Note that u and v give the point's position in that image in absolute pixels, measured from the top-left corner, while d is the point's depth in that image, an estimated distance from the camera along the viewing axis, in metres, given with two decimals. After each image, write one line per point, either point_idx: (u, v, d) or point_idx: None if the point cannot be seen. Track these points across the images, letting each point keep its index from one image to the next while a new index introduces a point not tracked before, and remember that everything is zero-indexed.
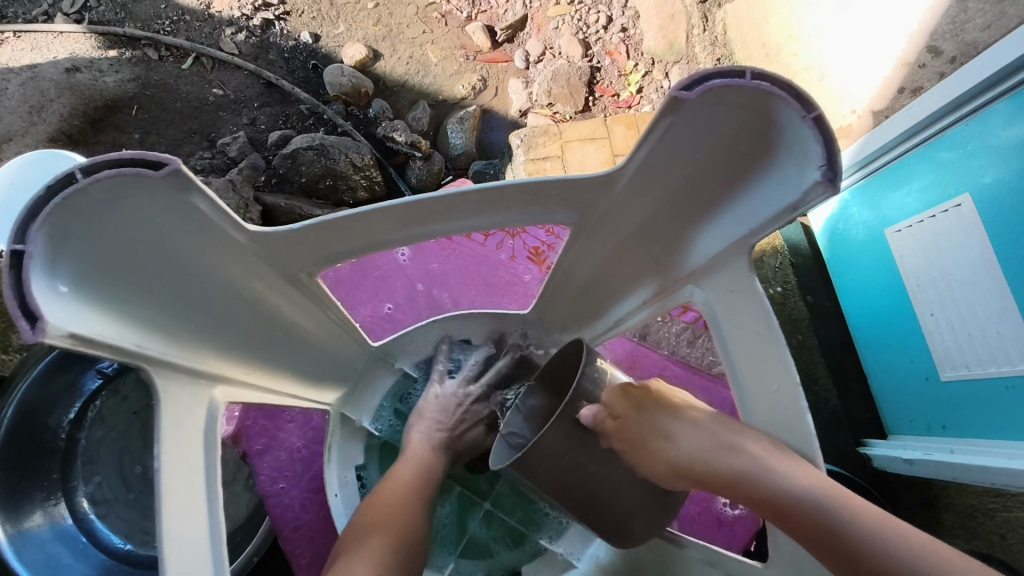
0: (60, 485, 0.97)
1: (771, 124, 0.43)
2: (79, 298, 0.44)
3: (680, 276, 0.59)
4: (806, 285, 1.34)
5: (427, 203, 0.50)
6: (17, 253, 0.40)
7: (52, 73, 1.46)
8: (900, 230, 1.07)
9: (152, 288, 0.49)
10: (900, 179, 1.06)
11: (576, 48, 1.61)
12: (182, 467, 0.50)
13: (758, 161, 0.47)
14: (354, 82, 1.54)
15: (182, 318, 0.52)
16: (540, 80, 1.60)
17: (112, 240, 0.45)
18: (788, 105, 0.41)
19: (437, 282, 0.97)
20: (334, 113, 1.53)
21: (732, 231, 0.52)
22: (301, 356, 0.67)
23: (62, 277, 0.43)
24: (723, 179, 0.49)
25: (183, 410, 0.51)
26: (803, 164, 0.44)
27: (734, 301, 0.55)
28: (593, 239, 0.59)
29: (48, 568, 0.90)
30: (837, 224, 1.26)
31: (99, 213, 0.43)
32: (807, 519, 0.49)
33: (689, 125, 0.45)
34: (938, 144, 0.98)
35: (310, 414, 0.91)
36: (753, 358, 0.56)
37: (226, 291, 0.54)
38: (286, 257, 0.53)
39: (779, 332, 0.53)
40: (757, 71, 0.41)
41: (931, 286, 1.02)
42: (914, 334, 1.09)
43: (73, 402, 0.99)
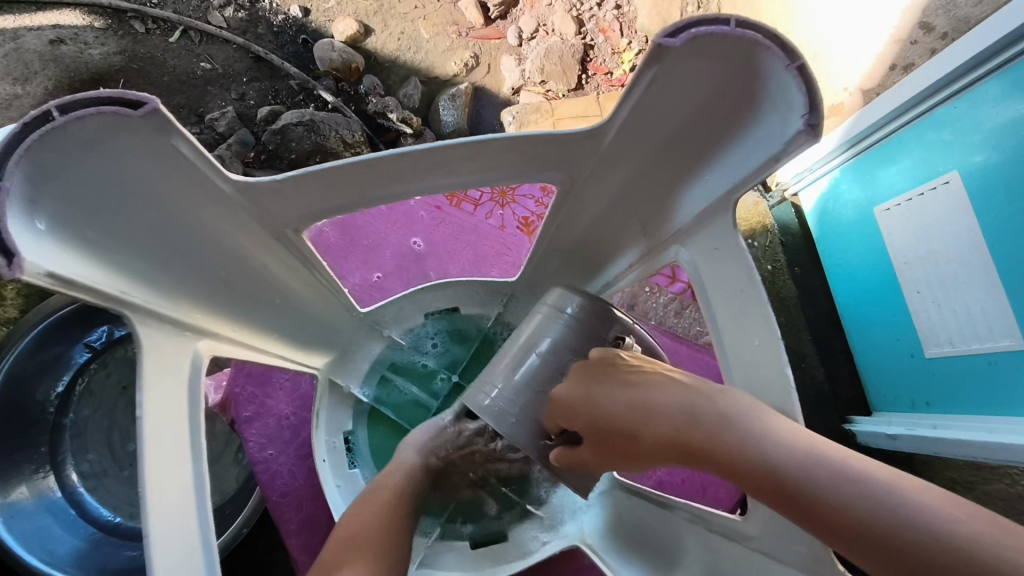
0: (48, 459, 0.97)
1: (756, 74, 0.43)
2: (59, 238, 0.43)
3: (667, 237, 0.59)
4: (795, 264, 1.35)
5: (414, 157, 0.50)
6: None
7: (36, 45, 1.44)
8: (889, 208, 1.08)
9: (133, 236, 0.49)
10: (890, 156, 1.07)
11: (569, 25, 1.60)
12: (168, 425, 0.50)
13: (744, 113, 0.46)
14: (345, 57, 1.53)
15: (165, 268, 0.52)
16: (533, 57, 1.59)
17: (91, 181, 0.44)
18: (773, 54, 0.41)
19: (426, 251, 0.97)
20: (324, 88, 1.51)
21: (718, 188, 0.52)
22: (287, 319, 0.67)
23: (42, 215, 0.42)
24: (710, 132, 0.49)
25: (168, 362, 0.51)
26: (785, 113, 0.43)
27: (718, 259, 0.54)
28: (580, 197, 0.59)
29: (37, 540, 0.90)
30: (827, 204, 1.26)
31: (78, 153, 0.43)
32: (775, 480, 0.44)
33: (674, 74, 0.45)
34: (928, 123, 0.99)
35: (299, 381, 0.91)
36: (736, 317, 0.54)
37: (210, 243, 0.53)
38: (272, 213, 0.53)
39: (760, 287, 0.51)
40: (742, 19, 0.41)
41: (919, 264, 1.03)
42: (901, 312, 1.10)
43: (61, 375, 0.99)
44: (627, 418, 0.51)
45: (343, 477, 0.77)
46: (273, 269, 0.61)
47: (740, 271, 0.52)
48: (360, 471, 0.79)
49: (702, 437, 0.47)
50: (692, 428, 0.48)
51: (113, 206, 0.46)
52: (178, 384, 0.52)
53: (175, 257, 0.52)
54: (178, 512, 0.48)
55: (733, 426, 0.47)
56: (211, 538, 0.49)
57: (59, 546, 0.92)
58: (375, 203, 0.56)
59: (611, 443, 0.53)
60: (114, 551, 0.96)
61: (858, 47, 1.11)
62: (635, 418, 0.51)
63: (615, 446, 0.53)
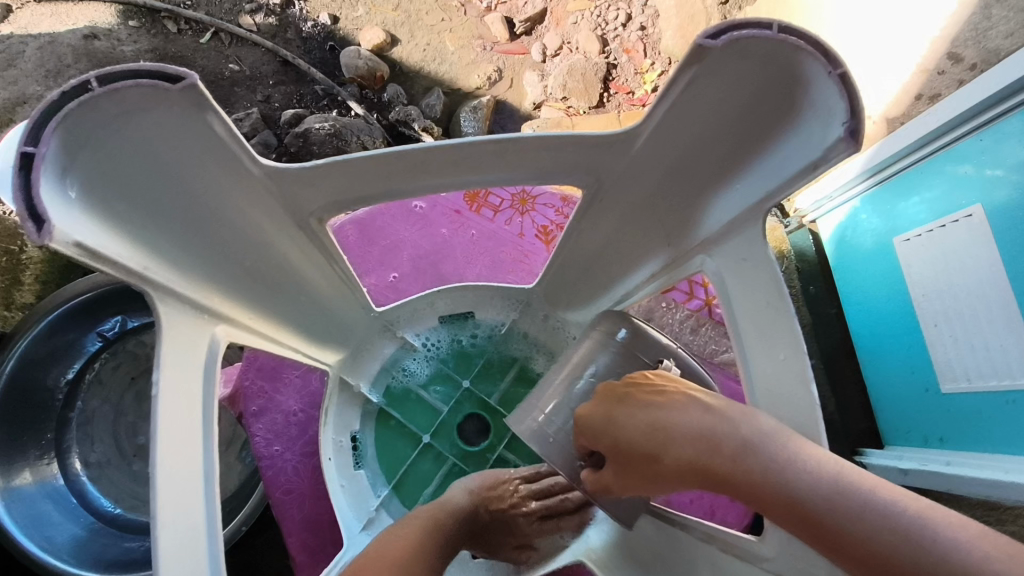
0: (53, 445, 0.97)
1: (800, 82, 0.43)
2: (88, 207, 0.43)
3: (692, 246, 0.58)
4: (810, 292, 1.34)
5: (440, 153, 0.50)
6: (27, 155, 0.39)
7: (71, 39, 1.48)
8: (908, 239, 1.07)
9: (158, 213, 0.48)
10: (912, 185, 1.05)
11: (593, 44, 1.61)
12: (177, 413, 0.49)
13: (782, 120, 0.46)
14: (370, 65, 1.54)
15: (188, 248, 0.52)
16: (555, 74, 1.60)
17: (122, 154, 0.44)
18: (815, 61, 0.41)
19: (443, 254, 0.97)
20: (348, 95, 1.53)
21: (748, 195, 0.51)
22: (304, 309, 0.67)
23: (73, 182, 0.42)
24: (745, 139, 0.49)
25: (186, 343, 0.51)
26: (826, 120, 0.43)
27: (745, 272, 0.54)
28: (606, 202, 0.59)
29: (35, 525, 0.89)
30: (844, 232, 1.25)
31: (113, 125, 0.43)
32: (796, 509, 0.43)
33: (715, 78, 0.45)
34: (950, 154, 0.98)
35: (308, 378, 0.90)
36: (761, 331, 0.53)
37: (234, 226, 0.53)
38: (297, 200, 0.54)
39: (788, 301, 0.50)
40: (785, 24, 0.40)
41: (937, 296, 1.02)
42: (917, 344, 1.09)
43: (73, 362, 1.00)
44: (644, 441, 0.50)
45: (347, 476, 0.78)
46: (292, 259, 0.61)
47: (769, 283, 0.51)
48: (365, 471, 0.79)
49: (718, 460, 0.46)
50: (708, 452, 0.47)
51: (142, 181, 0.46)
52: (193, 370, 0.52)
53: (198, 237, 0.52)
54: (187, 499, 0.48)
55: (750, 452, 0.46)
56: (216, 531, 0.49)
57: (58, 533, 0.91)
58: (399, 200, 0.56)
59: (630, 466, 0.51)
60: (113, 541, 0.96)
61: (884, 76, 1.10)
62: (655, 442, 0.49)
63: (634, 470, 0.51)
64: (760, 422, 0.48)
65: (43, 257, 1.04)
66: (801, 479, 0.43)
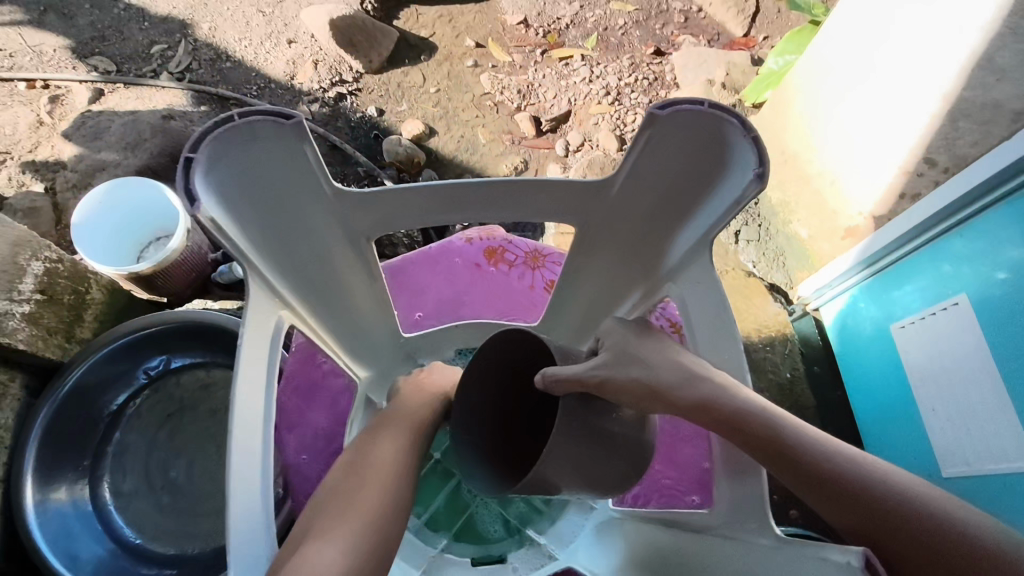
0: (88, 472, 1.05)
1: (721, 146, 0.55)
2: (220, 201, 0.54)
3: (663, 279, 0.68)
4: (815, 376, 1.38)
5: (466, 188, 0.61)
6: (188, 161, 0.50)
7: (150, 118, 1.65)
8: (904, 325, 1.14)
9: (259, 219, 0.59)
10: (903, 275, 1.13)
11: (612, 142, 1.78)
12: (251, 393, 0.58)
13: (705, 181, 0.59)
14: (409, 152, 1.72)
15: (275, 251, 0.62)
16: (576, 166, 1.76)
17: (243, 168, 0.56)
18: (736, 128, 0.53)
19: (463, 299, 1.07)
20: (387, 176, 1.70)
21: (696, 237, 0.62)
22: (345, 322, 0.77)
23: (211, 180, 0.53)
24: (683, 199, 0.61)
25: (264, 331, 0.60)
26: (735, 172, 0.55)
27: (699, 294, 0.63)
28: (587, 246, 0.70)
29: (62, 541, 0.97)
30: (845, 320, 1.32)
31: (241, 146, 0.54)
32: (811, 473, 0.56)
33: (661, 141, 0.57)
34: (935, 247, 1.06)
35: (337, 398, 0.97)
36: (714, 342, 0.64)
37: (310, 237, 0.64)
38: (353, 220, 0.65)
39: (734, 321, 0.61)
40: (712, 102, 0.53)
41: (933, 380, 1.06)
42: (917, 428, 1.12)
43: (120, 393, 1.08)
44: (678, 382, 0.61)
45: None
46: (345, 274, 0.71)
47: (718, 303, 0.61)
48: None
49: (746, 414, 0.58)
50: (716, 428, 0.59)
51: (259, 193, 0.58)
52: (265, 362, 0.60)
53: (284, 243, 0.63)
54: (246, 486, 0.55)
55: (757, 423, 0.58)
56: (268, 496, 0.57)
57: (84, 551, 0.99)
58: None
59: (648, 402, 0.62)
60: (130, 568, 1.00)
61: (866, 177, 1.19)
62: (686, 387, 0.61)
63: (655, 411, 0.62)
64: (742, 391, 0.60)
65: (101, 300, 1.18)
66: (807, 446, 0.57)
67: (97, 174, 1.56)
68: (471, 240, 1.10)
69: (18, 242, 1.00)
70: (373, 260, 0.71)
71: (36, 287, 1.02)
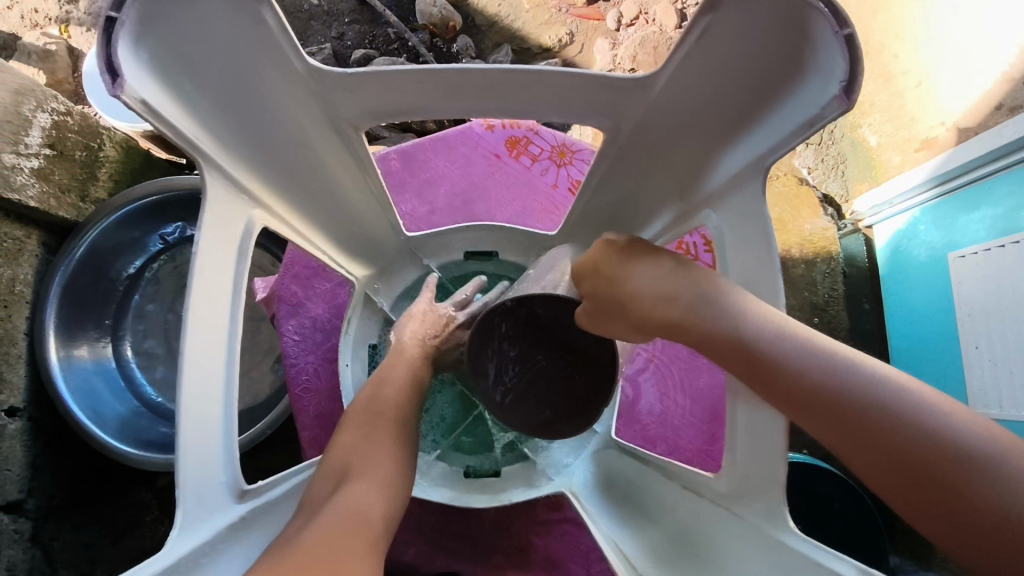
0: (110, 330, 1.05)
1: (801, 35, 0.33)
2: (164, 77, 0.38)
3: (701, 199, 0.48)
4: (853, 297, 1.25)
5: (429, 84, 0.43)
6: (107, 19, 0.34)
7: None
8: (964, 255, 1.00)
9: (220, 105, 0.42)
10: (984, 198, 0.97)
11: (672, 17, 1.45)
12: (210, 316, 0.43)
13: (756, 103, 0.39)
14: (444, 13, 1.41)
15: (243, 146, 0.45)
16: (628, 43, 1.45)
17: (185, 48, 0.38)
18: (821, 18, 0.31)
19: (429, 179, 0.84)
20: (419, 42, 1.40)
21: (753, 149, 0.40)
22: (328, 212, 0.57)
23: (147, 48, 0.36)
24: (756, 99, 0.39)
25: (223, 220, 0.44)
26: (822, 76, 0.34)
27: (745, 228, 0.44)
28: (623, 154, 0.50)
29: (85, 398, 0.97)
30: (901, 241, 1.16)
31: (166, 10, 0.36)
32: (797, 399, 0.42)
33: (726, 27, 0.36)
34: (1015, 175, 0.93)
35: (339, 290, 0.82)
36: (746, 271, 0.47)
37: (292, 142, 0.48)
38: (337, 104, 0.45)
39: (777, 259, 0.42)
40: (850, 32, 0.30)
41: (984, 318, 0.95)
42: (954, 365, 1.04)
43: (136, 258, 1.06)
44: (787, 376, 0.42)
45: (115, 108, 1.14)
46: (338, 180, 0.54)
47: (763, 246, 0.43)
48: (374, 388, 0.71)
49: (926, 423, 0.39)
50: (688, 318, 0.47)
51: (217, 89, 0.41)
52: (231, 237, 0.45)
53: (255, 141, 0.46)
54: (207, 499, 0.42)
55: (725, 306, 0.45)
56: (231, 440, 0.44)
57: (106, 409, 1.00)
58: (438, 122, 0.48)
59: (778, 389, 0.42)
60: (151, 425, 1.03)
61: (970, 80, 1.04)
62: (821, 396, 0.41)
63: (780, 387, 0.42)
64: (836, 393, 0.41)
65: (116, 158, 1.11)
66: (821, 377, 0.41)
67: None
68: (492, 126, 0.86)
69: (21, 91, 0.95)
70: (365, 156, 0.52)
71: (44, 140, 0.98)
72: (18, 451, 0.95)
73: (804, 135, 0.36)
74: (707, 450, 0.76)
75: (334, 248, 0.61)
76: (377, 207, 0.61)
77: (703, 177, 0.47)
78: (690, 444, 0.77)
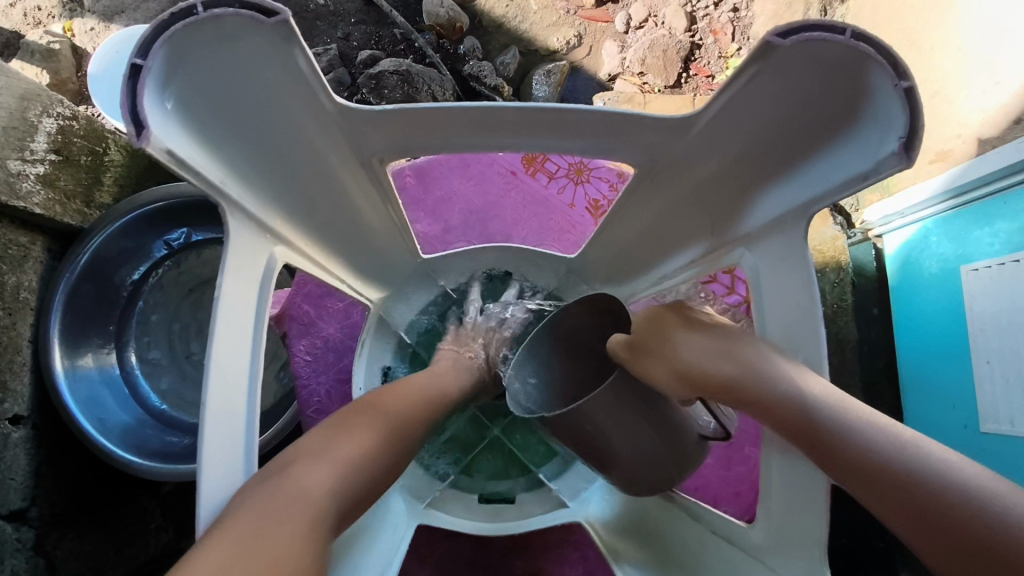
0: (114, 337, 1.04)
1: (859, 86, 0.35)
2: (186, 122, 0.38)
3: (734, 237, 0.49)
4: (862, 308, 1.25)
5: (455, 116, 0.42)
6: (134, 67, 0.34)
7: None
8: (977, 269, 0.99)
9: (260, 144, 0.43)
10: (996, 212, 0.97)
11: (681, 20, 1.44)
12: (230, 356, 0.43)
13: (803, 148, 0.41)
14: (452, 14, 1.39)
15: (275, 183, 0.46)
16: (636, 46, 1.44)
17: (229, 90, 0.39)
18: (881, 70, 0.34)
19: (446, 195, 0.84)
20: (425, 43, 1.38)
21: (798, 193, 0.42)
22: (351, 241, 0.57)
23: (170, 94, 0.36)
24: (806, 143, 0.40)
25: (245, 261, 0.43)
26: (881, 129, 0.36)
27: (782, 271, 0.46)
28: (654, 186, 0.51)
29: (90, 407, 0.97)
30: (911, 252, 1.15)
31: (217, 52, 0.37)
32: (842, 457, 0.41)
33: (779, 76, 0.38)
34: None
35: (352, 309, 0.81)
36: (781, 319, 0.47)
37: (321, 176, 0.48)
38: (365, 137, 0.45)
39: (818, 303, 0.43)
40: (911, 85, 0.33)
41: (996, 334, 0.95)
42: (964, 379, 1.03)
43: (140, 265, 1.05)
44: (832, 435, 0.42)
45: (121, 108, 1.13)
46: (362, 210, 0.54)
47: (802, 291, 0.44)
48: None
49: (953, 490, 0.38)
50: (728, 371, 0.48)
51: (260, 130, 0.42)
52: (251, 276, 0.44)
53: (286, 178, 0.46)
54: None
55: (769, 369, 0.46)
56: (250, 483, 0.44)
57: (111, 417, 0.99)
58: (460, 151, 0.48)
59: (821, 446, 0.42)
60: (156, 434, 1.02)
61: (985, 93, 1.03)
62: (862, 455, 0.41)
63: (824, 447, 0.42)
64: (876, 450, 0.41)
65: (122, 162, 1.09)
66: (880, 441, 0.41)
67: (116, 18, 1.43)
68: None
69: (27, 96, 0.94)
70: (388, 185, 0.52)
71: (49, 146, 0.97)
72: (22, 460, 0.94)
73: (857, 185, 0.38)
74: (724, 476, 0.77)
75: (353, 275, 0.61)
76: (399, 230, 0.61)
77: (736, 218, 0.48)
78: (705, 467, 0.77)
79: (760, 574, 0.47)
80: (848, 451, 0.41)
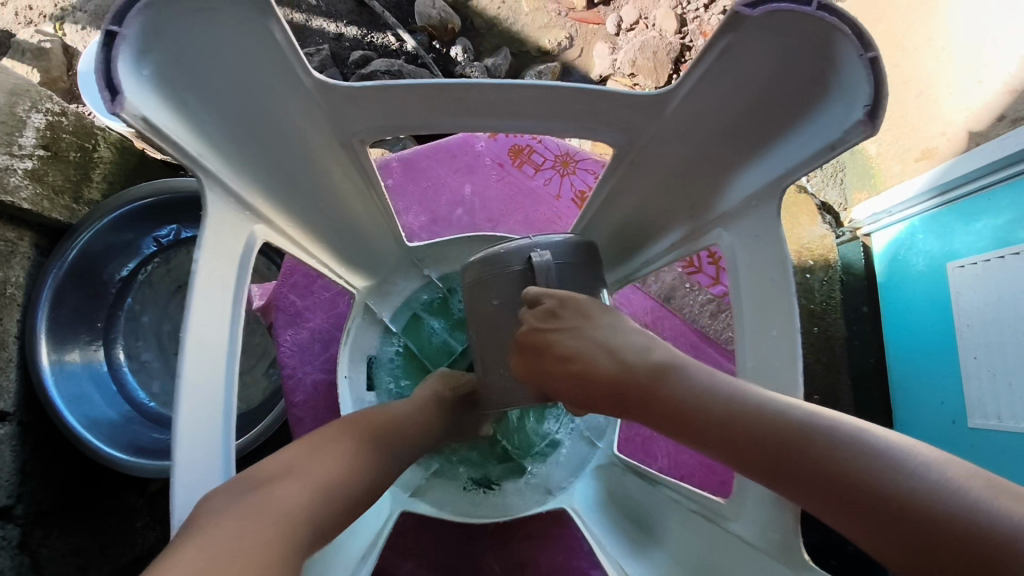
0: (102, 334, 1.03)
1: (826, 58, 0.36)
2: (164, 93, 0.38)
3: (712, 217, 0.50)
4: (850, 305, 1.25)
5: (435, 97, 0.43)
6: (109, 33, 0.34)
7: None
8: (963, 266, 1.00)
9: (239, 122, 0.43)
10: (983, 208, 0.97)
11: (671, 22, 1.45)
12: (207, 332, 0.43)
13: (775, 124, 0.42)
14: (443, 16, 1.40)
15: (255, 163, 0.46)
16: (627, 47, 1.45)
17: (206, 66, 0.40)
18: (846, 43, 0.34)
19: (433, 186, 0.84)
20: (417, 44, 1.39)
21: (772, 168, 0.43)
22: (334, 226, 0.57)
23: (146, 65, 0.37)
24: (775, 117, 0.41)
25: (224, 241, 0.44)
26: (847, 100, 0.37)
27: (757, 248, 0.46)
28: (632, 172, 0.52)
29: (76, 402, 0.96)
30: (898, 249, 1.16)
31: (193, 26, 0.37)
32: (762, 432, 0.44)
33: (747, 51, 0.38)
34: (1010, 188, 0.93)
35: (339, 299, 0.81)
36: (757, 297, 0.48)
37: (302, 158, 0.49)
38: (347, 117, 0.45)
39: (791, 281, 0.44)
40: (875, 55, 0.34)
41: (982, 328, 0.95)
42: (951, 375, 1.03)
43: (129, 261, 1.05)
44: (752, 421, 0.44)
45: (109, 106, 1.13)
46: (346, 195, 0.55)
47: (776, 265, 0.45)
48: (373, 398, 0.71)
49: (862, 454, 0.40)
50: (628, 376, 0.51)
51: (237, 107, 0.42)
52: (229, 254, 0.45)
53: (268, 158, 0.47)
54: None
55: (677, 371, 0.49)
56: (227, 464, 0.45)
57: (98, 413, 0.98)
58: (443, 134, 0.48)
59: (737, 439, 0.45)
60: (143, 430, 1.02)
61: (971, 91, 1.04)
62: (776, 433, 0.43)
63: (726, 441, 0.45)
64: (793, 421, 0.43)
65: (111, 159, 1.09)
66: (799, 415, 0.43)
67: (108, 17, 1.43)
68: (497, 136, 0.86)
69: (15, 91, 0.94)
70: (371, 169, 0.52)
71: (38, 141, 0.96)
72: (7, 455, 0.93)
73: (826, 155, 0.39)
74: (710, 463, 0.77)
75: (338, 261, 0.62)
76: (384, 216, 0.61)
77: (715, 196, 0.49)
78: (692, 456, 0.77)
79: (741, 554, 0.48)
80: (764, 427, 0.44)
